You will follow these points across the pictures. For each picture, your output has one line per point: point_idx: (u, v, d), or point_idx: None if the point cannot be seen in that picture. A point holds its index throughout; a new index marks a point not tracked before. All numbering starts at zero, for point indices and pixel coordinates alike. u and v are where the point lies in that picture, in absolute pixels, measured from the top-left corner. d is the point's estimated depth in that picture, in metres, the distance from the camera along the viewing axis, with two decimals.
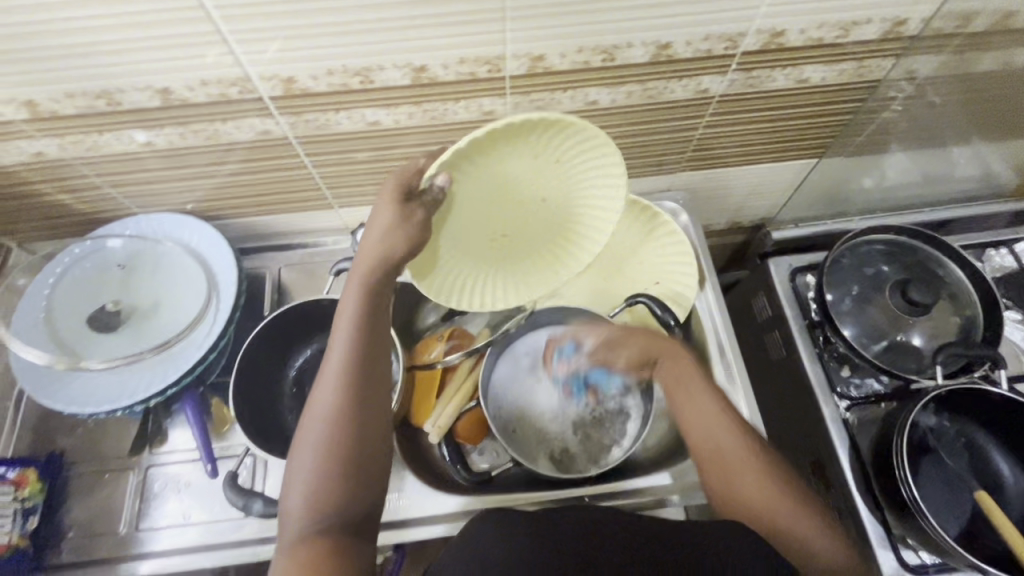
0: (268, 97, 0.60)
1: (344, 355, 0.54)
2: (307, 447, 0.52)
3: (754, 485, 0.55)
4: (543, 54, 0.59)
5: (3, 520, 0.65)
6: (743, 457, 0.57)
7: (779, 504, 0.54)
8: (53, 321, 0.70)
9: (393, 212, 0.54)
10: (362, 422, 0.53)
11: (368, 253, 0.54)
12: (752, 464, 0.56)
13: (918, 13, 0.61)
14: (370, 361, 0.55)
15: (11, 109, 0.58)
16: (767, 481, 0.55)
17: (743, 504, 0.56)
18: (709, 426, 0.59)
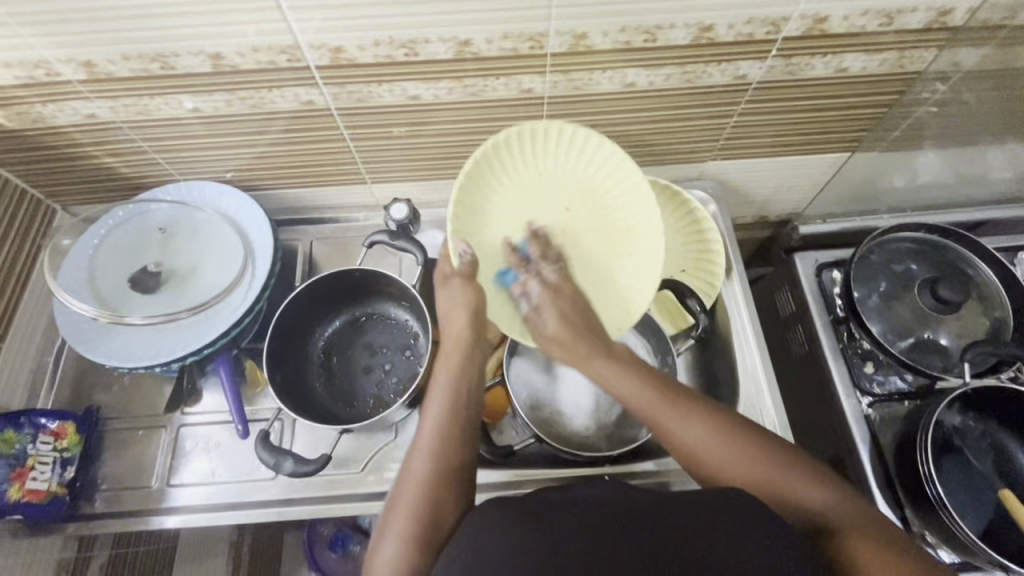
0: (315, 67, 0.61)
1: (437, 419, 0.58)
2: (399, 506, 0.54)
3: (721, 454, 0.55)
4: (586, 32, 0.60)
5: (43, 467, 0.67)
6: (701, 428, 0.56)
7: (754, 466, 0.54)
8: (97, 278, 0.73)
9: (465, 293, 0.67)
10: (453, 486, 0.55)
11: (450, 335, 0.66)
12: (715, 430, 0.56)
13: (965, 4, 0.61)
14: (462, 427, 0.58)
15: (70, 69, 0.60)
16: (767, 466, 0.54)
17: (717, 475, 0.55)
18: (655, 401, 0.59)
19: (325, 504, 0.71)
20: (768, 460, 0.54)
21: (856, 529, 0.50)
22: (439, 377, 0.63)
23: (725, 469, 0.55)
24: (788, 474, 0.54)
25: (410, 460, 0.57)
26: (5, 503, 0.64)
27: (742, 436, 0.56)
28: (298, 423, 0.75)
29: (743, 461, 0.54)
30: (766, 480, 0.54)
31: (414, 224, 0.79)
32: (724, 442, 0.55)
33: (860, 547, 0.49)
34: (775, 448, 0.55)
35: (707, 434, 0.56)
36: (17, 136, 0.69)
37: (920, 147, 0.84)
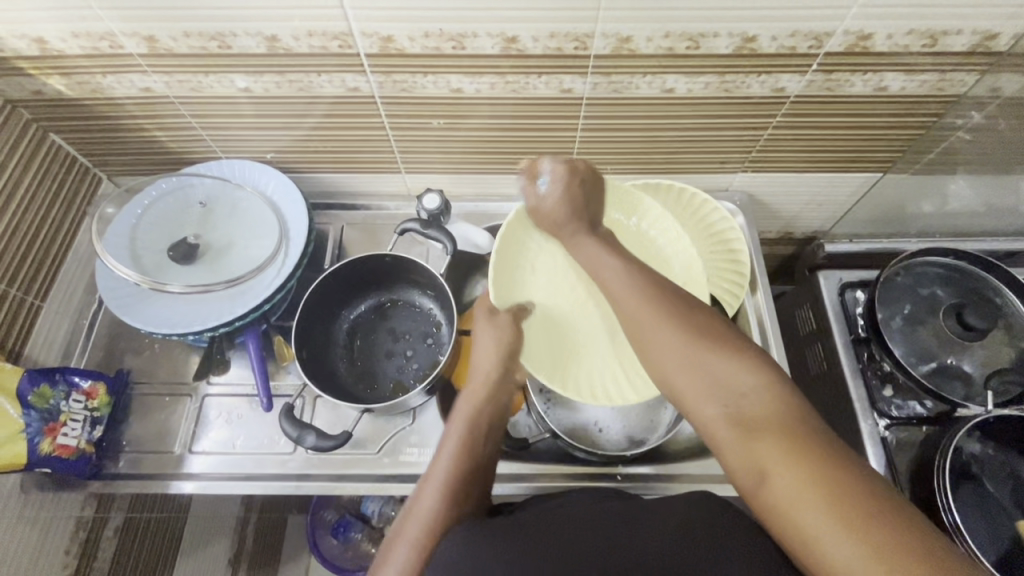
0: (365, 55, 0.63)
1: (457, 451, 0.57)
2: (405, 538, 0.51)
3: (659, 338, 0.49)
4: (631, 36, 0.61)
5: (73, 424, 0.69)
6: (650, 308, 0.51)
7: (694, 355, 0.47)
8: (138, 246, 0.75)
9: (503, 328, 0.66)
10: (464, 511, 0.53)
11: (478, 366, 0.64)
12: (668, 312, 0.50)
13: (1011, 28, 0.61)
14: (478, 458, 0.57)
15: (133, 42, 0.63)
16: (726, 372, 0.46)
17: (657, 359, 0.49)
18: (617, 273, 0.55)
19: (339, 482, 0.73)
20: (713, 354, 0.47)
21: (779, 436, 0.42)
22: (458, 411, 0.61)
23: (665, 351, 0.49)
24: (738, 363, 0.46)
25: (420, 493, 0.55)
26: (36, 455, 0.66)
27: (695, 325, 0.49)
28: (319, 400, 0.77)
29: (687, 350, 0.48)
30: (701, 368, 0.47)
31: (445, 215, 0.80)
32: (674, 323, 0.49)
33: (772, 454, 0.42)
34: (730, 339, 0.48)
35: (661, 314, 0.50)
36: (73, 105, 0.72)
37: (953, 172, 0.83)
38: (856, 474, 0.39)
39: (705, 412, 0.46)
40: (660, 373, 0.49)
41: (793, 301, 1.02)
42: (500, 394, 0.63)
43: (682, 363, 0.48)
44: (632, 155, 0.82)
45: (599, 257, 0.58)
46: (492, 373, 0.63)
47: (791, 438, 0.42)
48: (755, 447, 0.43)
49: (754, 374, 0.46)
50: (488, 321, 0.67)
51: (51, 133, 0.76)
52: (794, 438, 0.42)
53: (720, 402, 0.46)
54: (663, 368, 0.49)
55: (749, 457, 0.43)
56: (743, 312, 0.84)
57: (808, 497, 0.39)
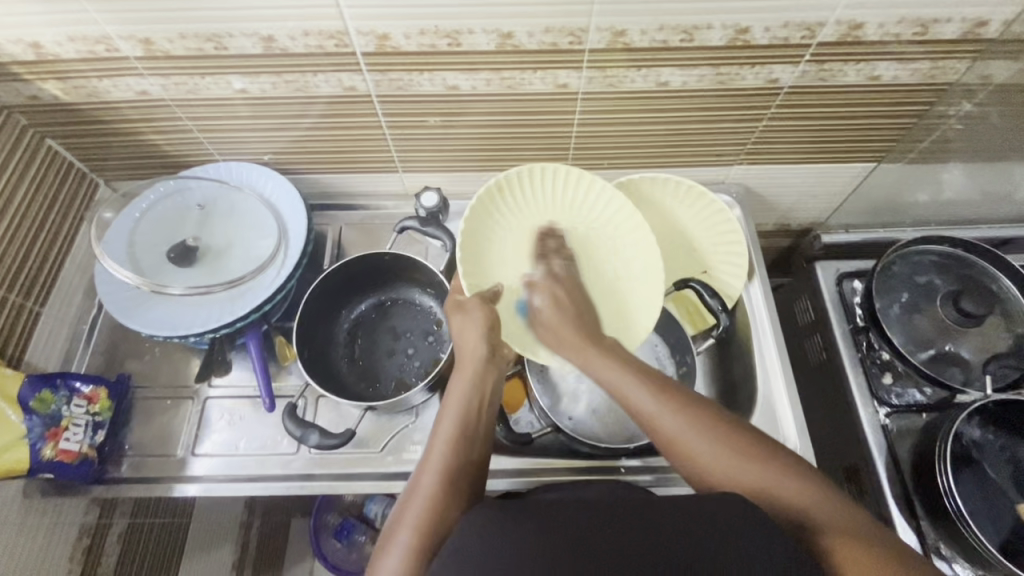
0: (361, 53, 0.64)
1: (449, 438, 0.57)
2: (405, 521, 0.53)
3: (708, 450, 0.53)
4: (625, 30, 0.61)
5: (75, 429, 0.69)
6: (689, 433, 0.54)
7: (737, 463, 0.52)
8: (137, 248, 0.75)
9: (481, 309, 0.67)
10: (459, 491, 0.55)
11: (466, 349, 0.65)
12: (709, 434, 0.54)
13: (1000, 15, 0.62)
14: (471, 440, 0.58)
15: (128, 45, 0.63)
16: (767, 475, 0.52)
17: (708, 484, 0.53)
18: (639, 403, 0.57)
19: (342, 480, 0.73)
20: (750, 459, 0.52)
21: (844, 539, 0.47)
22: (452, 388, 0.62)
23: (713, 480, 0.53)
24: (775, 479, 0.51)
25: (416, 477, 0.56)
26: (38, 460, 0.66)
27: (731, 436, 0.54)
28: (321, 399, 0.77)
29: (734, 474, 0.52)
30: (745, 478, 0.52)
31: (443, 213, 0.81)
32: (716, 451, 0.53)
33: (843, 556, 0.46)
34: (760, 451, 0.53)
35: (696, 437, 0.54)
36: (70, 110, 0.72)
37: (946, 161, 0.84)
38: (903, 558, 0.45)
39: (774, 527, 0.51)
40: (712, 486, 0.53)
41: (791, 293, 1.03)
42: (489, 374, 0.63)
43: (723, 465, 0.52)
44: (628, 150, 0.83)
45: (613, 372, 0.61)
46: (478, 357, 0.64)
47: (850, 537, 0.47)
48: (817, 548, 0.47)
49: (794, 481, 0.51)
50: (462, 312, 0.68)
51: (49, 139, 0.76)
52: (854, 536, 0.47)
53: (779, 516, 0.50)
54: (722, 491, 0.53)
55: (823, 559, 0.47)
56: (742, 303, 0.85)
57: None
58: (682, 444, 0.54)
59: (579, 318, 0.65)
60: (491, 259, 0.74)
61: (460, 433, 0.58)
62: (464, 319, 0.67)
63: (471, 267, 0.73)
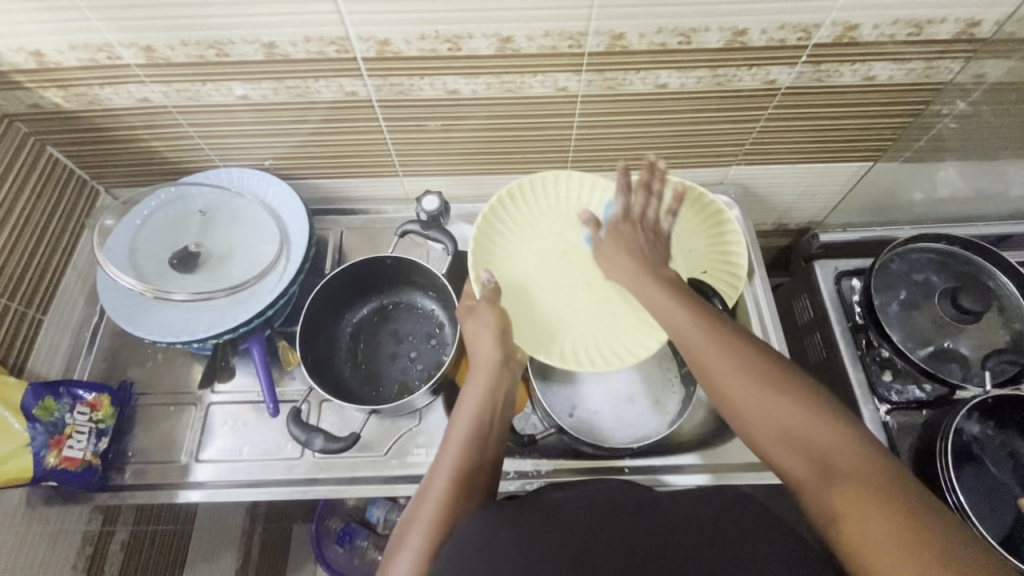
0: (362, 59, 0.64)
1: (466, 441, 0.58)
2: (419, 524, 0.52)
3: (737, 377, 0.51)
4: (623, 33, 0.62)
5: (79, 437, 0.69)
6: (719, 350, 0.52)
7: (762, 394, 0.49)
8: (139, 255, 0.75)
9: (491, 313, 0.67)
10: (473, 490, 0.54)
11: (479, 354, 0.65)
12: (744, 358, 0.51)
13: (992, 15, 0.62)
14: (486, 444, 0.58)
15: (130, 53, 0.63)
16: (801, 413, 0.48)
17: (732, 405, 0.51)
18: (683, 329, 0.55)
19: (347, 484, 0.73)
20: (780, 392, 0.49)
21: (858, 481, 0.44)
22: (466, 391, 0.62)
23: (733, 392, 0.51)
24: (811, 411, 0.48)
25: (430, 479, 0.55)
26: (43, 467, 0.66)
27: (764, 367, 0.51)
28: (325, 404, 0.77)
29: (760, 394, 0.49)
30: (770, 409, 0.49)
31: (445, 216, 0.81)
32: (744, 371, 0.50)
33: (854, 498, 0.43)
34: (796, 377, 0.50)
35: (727, 352, 0.52)
36: (71, 117, 0.72)
37: (941, 159, 0.85)
38: (917, 509, 0.42)
39: (787, 463, 0.48)
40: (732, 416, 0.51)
41: (790, 292, 1.03)
42: (503, 380, 0.64)
43: (743, 394, 0.50)
44: (627, 152, 0.83)
45: (658, 300, 0.58)
46: (492, 363, 0.64)
47: (868, 479, 0.44)
48: (832, 490, 0.45)
49: (824, 414, 0.48)
50: (473, 316, 0.68)
51: (49, 146, 0.77)
52: (873, 481, 0.44)
53: (796, 449, 0.47)
54: (739, 418, 0.51)
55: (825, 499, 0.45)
56: (741, 302, 0.85)
57: (882, 532, 0.41)
58: (707, 364, 0.52)
59: (640, 257, 0.62)
60: (498, 262, 0.75)
61: (475, 437, 0.58)
62: (474, 325, 0.67)
63: (480, 266, 0.74)
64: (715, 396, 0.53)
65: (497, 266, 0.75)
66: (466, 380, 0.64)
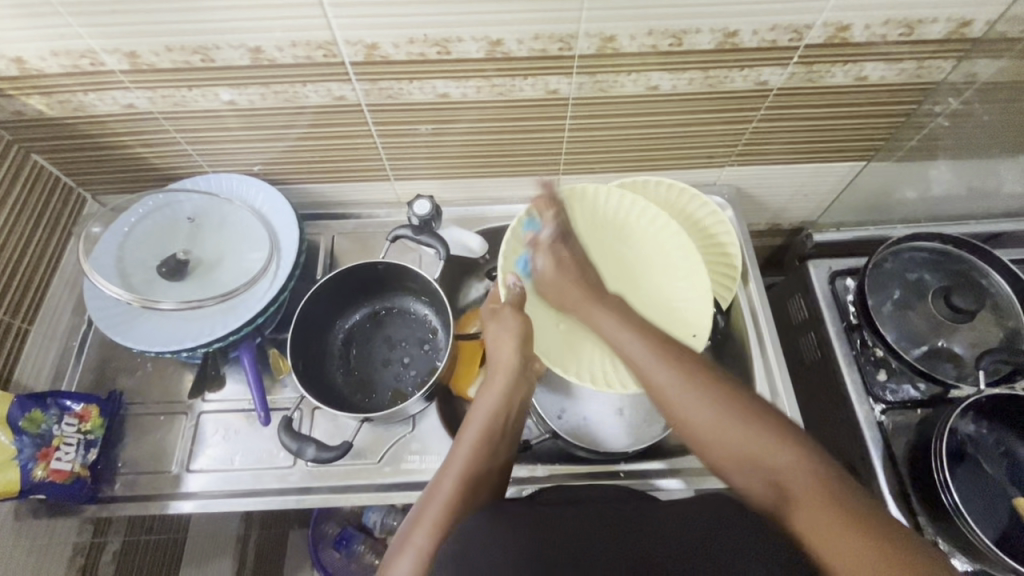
0: (349, 63, 0.63)
1: (477, 446, 0.59)
2: (425, 524, 0.52)
3: (685, 391, 0.51)
4: (614, 35, 0.61)
5: (67, 448, 0.68)
6: (676, 380, 0.52)
7: (710, 407, 0.50)
8: (127, 264, 0.74)
9: (516, 318, 0.66)
10: (476, 498, 0.55)
11: (499, 360, 0.65)
12: (692, 374, 0.52)
13: (983, 15, 0.62)
14: (495, 450, 0.60)
15: (114, 59, 0.62)
16: (752, 431, 0.48)
17: (689, 433, 0.50)
18: (636, 347, 0.56)
19: (340, 493, 0.72)
20: (727, 405, 0.49)
21: (826, 508, 0.43)
22: (483, 398, 0.63)
23: (694, 428, 0.50)
24: (768, 437, 0.47)
25: (438, 480, 0.56)
26: (30, 480, 0.65)
27: (714, 381, 0.51)
28: (317, 412, 0.76)
29: (718, 419, 0.49)
30: (726, 432, 0.49)
31: (436, 220, 0.80)
32: (703, 399, 0.50)
33: (828, 526, 0.42)
34: (751, 402, 0.50)
35: (682, 379, 0.52)
36: (55, 124, 0.71)
37: (934, 159, 0.85)
38: (880, 527, 0.41)
39: (752, 491, 0.47)
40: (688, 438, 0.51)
41: (784, 292, 1.03)
42: (519, 389, 0.65)
43: (696, 413, 0.50)
44: (619, 153, 0.83)
45: (609, 328, 0.59)
46: (512, 371, 0.64)
47: (831, 501, 0.43)
48: (797, 513, 0.44)
49: (780, 436, 0.47)
50: (495, 317, 0.68)
51: (34, 154, 0.75)
52: (836, 505, 0.43)
53: (755, 473, 0.47)
54: (701, 444, 0.50)
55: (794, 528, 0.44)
56: (736, 304, 0.85)
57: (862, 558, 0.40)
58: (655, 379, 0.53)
59: (581, 281, 0.63)
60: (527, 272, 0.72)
61: (488, 442, 0.59)
62: (497, 330, 0.67)
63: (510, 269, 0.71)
64: (677, 432, 0.52)
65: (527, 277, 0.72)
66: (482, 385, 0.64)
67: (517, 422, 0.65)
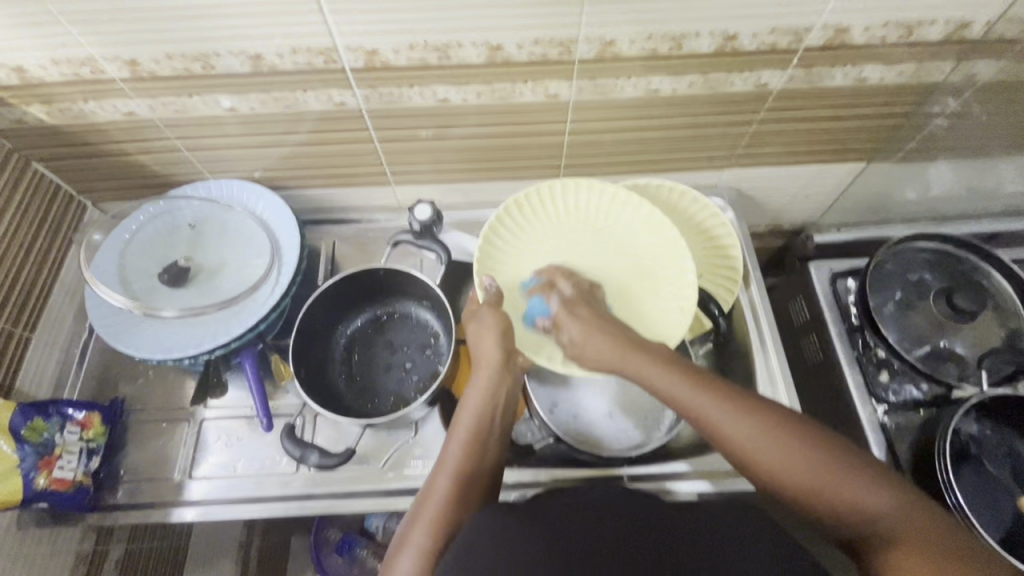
0: (350, 69, 0.63)
1: (467, 440, 0.58)
2: (421, 522, 0.53)
3: (776, 451, 0.50)
4: (614, 39, 0.62)
5: (69, 457, 0.68)
6: (754, 432, 0.52)
7: (803, 464, 0.50)
8: (128, 272, 0.74)
9: (494, 314, 0.68)
10: (475, 488, 0.56)
11: (483, 354, 0.65)
12: (770, 428, 0.51)
13: (983, 17, 0.62)
14: (487, 441, 0.59)
15: (114, 67, 0.62)
16: (836, 479, 0.49)
17: (779, 486, 0.50)
18: (707, 410, 0.54)
19: (343, 499, 0.72)
20: (818, 458, 0.50)
21: (920, 548, 0.45)
22: (470, 390, 0.63)
23: (782, 475, 0.50)
24: (861, 483, 0.48)
25: (433, 478, 0.56)
26: (32, 490, 0.65)
27: (795, 435, 0.51)
28: (319, 418, 0.76)
29: (809, 471, 0.49)
30: (815, 481, 0.49)
31: (437, 225, 0.80)
32: (789, 448, 0.50)
33: (928, 571, 0.44)
34: (839, 450, 0.50)
35: (763, 433, 0.51)
36: (56, 133, 0.71)
37: (933, 160, 0.85)
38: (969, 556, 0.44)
39: (852, 536, 0.48)
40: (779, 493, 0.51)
41: (785, 293, 1.03)
42: (505, 379, 0.64)
43: (775, 457, 0.50)
44: (619, 156, 0.83)
45: (666, 382, 0.57)
46: (494, 363, 0.65)
47: (926, 539, 0.45)
48: (905, 563, 0.45)
49: (872, 482, 0.48)
50: (475, 316, 0.69)
51: (35, 162, 0.75)
52: (932, 539, 0.45)
53: (852, 522, 0.48)
54: (795, 496, 0.50)
55: (896, 570, 0.45)
56: (737, 306, 0.85)
57: None
58: (747, 448, 0.52)
59: (617, 335, 0.63)
60: (500, 269, 0.74)
61: (477, 436, 0.59)
62: (479, 326, 0.67)
63: (485, 270, 0.73)
64: (759, 481, 0.52)
65: (499, 274, 0.74)
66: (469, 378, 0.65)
67: (508, 411, 0.64)
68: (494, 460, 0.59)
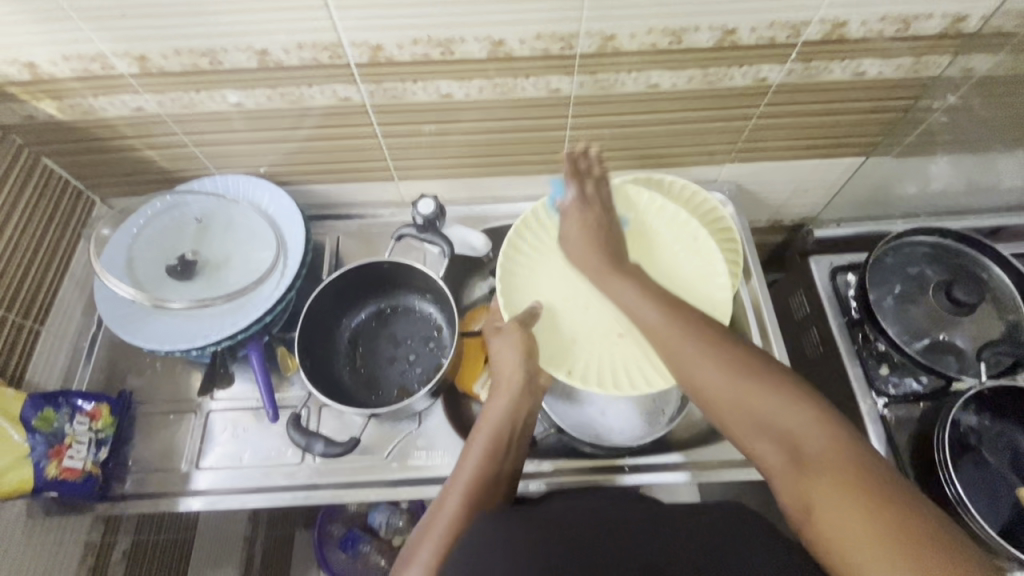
0: (354, 64, 0.64)
1: (480, 458, 0.59)
2: (433, 532, 0.53)
3: (711, 367, 0.54)
4: (614, 34, 0.62)
5: (79, 447, 0.69)
6: (690, 344, 0.55)
7: (732, 382, 0.52)
8: (137, 265, 0.75)
9: (517, 334, 0.68)
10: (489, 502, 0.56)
11: (503, 370, 0.66)
12: (700, 342, 0.55)
13: (979, 10, 0.63)
14: (503, 459, 0.60)
15: (123, 63, 0.63)
16: (758, 391, 0.51)
17: (704, 393, 0.54)
18: (650, 321, 0.58)
19: (350, 489, 0.73)
20: (754, 382, 0.51)
21: (830, 472, 0.45)
22: (493, 406, 0.64)
23: (717, 388, 0.53)
24: (790, 404, 0.50)
25: (447, 493, 0.57)
26: (42, 479, 0.66)
27: (731, 356, 0.54)
28: (325, 409, 0.77)
29: (732, 385, 0.52)
30: (745, 399, 0.51)
31: (440, 220, 0.81)
32: (711, 355, 0.54)
33: (831, 490, 0.45)
34: (770, 366, 0.52)
35: (698, 349, 0.55)
36: (65, 128, 0.72)
37: (933, 154, 0.85)
38: (890, 496, 0.43)
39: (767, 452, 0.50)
40: (714, 409, 0.54)
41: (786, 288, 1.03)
42: (525, 402, 0.65)
43: (714, 375, 0.53)
44: (620, 151, 0.84)
45: (628, 296, 0.61)
46: (517, 384, 0.65)
47: (841, 466, 0.45)
48: (811, 482, 0.46)
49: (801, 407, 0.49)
50: (501, 332, 0.69)
51: (45, 158, 0.77)
52: (848, 470, 0.45)
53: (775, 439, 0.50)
54: (714, 403, 0.53)
55: (803, 492, 0.47)
56: (738, 298, 0.85)
57: (860, 528, 0.42)
58: (677, 351, 0.56)
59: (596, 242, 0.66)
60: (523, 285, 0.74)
61: (496, 449, 0.60)
62: (507, 342, 0.68)
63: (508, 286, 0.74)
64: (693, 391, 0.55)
65: (522, 287, 0.74)
66: (493, 394, 0.66)
67: (523, 440, 0.64)
68: (508, 478, 0.60)
